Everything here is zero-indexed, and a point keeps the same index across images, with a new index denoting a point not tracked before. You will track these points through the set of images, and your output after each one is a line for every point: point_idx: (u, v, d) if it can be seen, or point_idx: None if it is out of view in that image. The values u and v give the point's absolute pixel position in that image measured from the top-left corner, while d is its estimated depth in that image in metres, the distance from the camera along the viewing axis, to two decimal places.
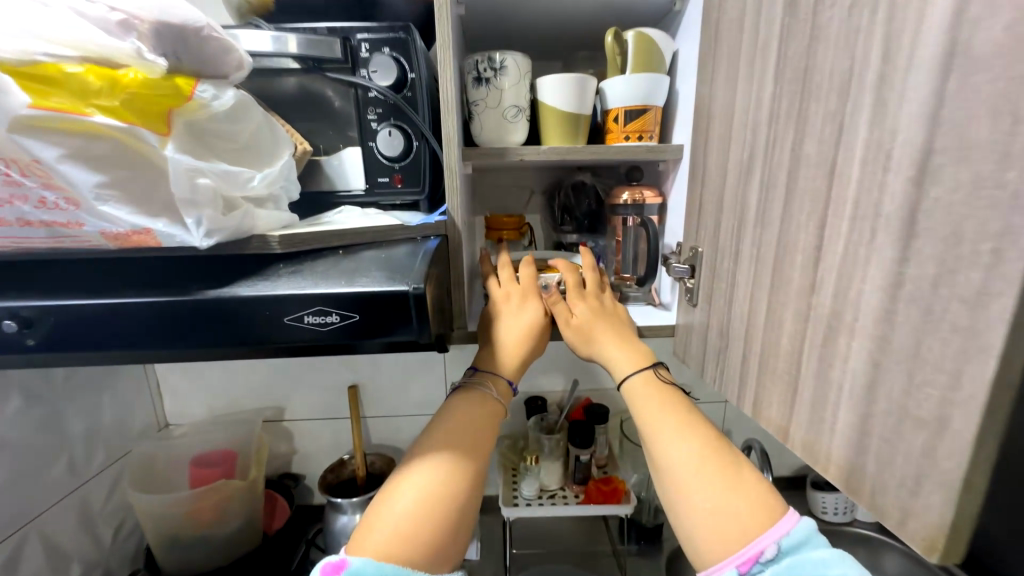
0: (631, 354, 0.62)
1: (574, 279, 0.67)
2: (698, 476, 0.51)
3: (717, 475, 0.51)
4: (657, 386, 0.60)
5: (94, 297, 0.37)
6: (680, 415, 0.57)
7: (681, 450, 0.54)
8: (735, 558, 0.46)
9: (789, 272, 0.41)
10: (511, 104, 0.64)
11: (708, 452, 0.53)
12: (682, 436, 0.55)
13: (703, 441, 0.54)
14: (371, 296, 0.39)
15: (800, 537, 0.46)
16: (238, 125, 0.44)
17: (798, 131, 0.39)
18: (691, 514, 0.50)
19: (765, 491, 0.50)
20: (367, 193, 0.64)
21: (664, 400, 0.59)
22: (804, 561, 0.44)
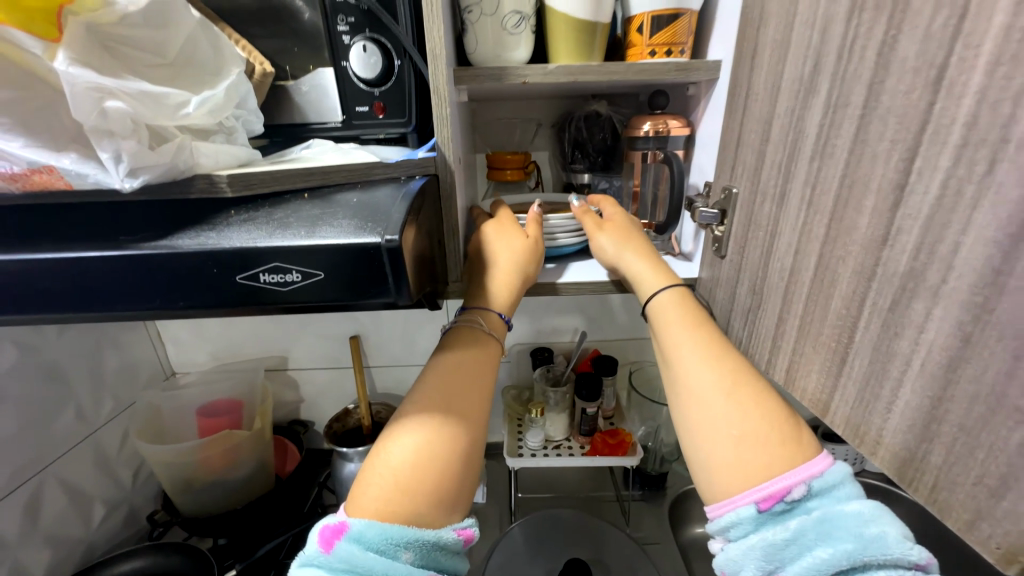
0: (658, 270, 0.55)
1: (614, 203, 0.64)
2: (727, 403, 0.45)
3: (747, 404, 0.45)
4: (685, 307, 0.52)
5: (10, 252, 0.31)
6: (706, 337, 0.49)
7: (704, 376, 0.47)
8: (755, 493, 0.41)
9: (853, 217, 0.33)
10: (512, 10, 0.53)
11: (739, 377, 0.46)
12: (707, 361, 0.48)
13: (730, 365, 0.47)
14: (334, 250, 0.32)
15: (834, 480, 0.40)
16: (162, 32, 0.35)
17: (894, 26, 0.29)
18: (712, 444, 0.45)
19: (795, 427, 0.44)
20: (345, 126, 0.55)
21: (689, 321, 0.51)
22: (836, 510, 0.39)
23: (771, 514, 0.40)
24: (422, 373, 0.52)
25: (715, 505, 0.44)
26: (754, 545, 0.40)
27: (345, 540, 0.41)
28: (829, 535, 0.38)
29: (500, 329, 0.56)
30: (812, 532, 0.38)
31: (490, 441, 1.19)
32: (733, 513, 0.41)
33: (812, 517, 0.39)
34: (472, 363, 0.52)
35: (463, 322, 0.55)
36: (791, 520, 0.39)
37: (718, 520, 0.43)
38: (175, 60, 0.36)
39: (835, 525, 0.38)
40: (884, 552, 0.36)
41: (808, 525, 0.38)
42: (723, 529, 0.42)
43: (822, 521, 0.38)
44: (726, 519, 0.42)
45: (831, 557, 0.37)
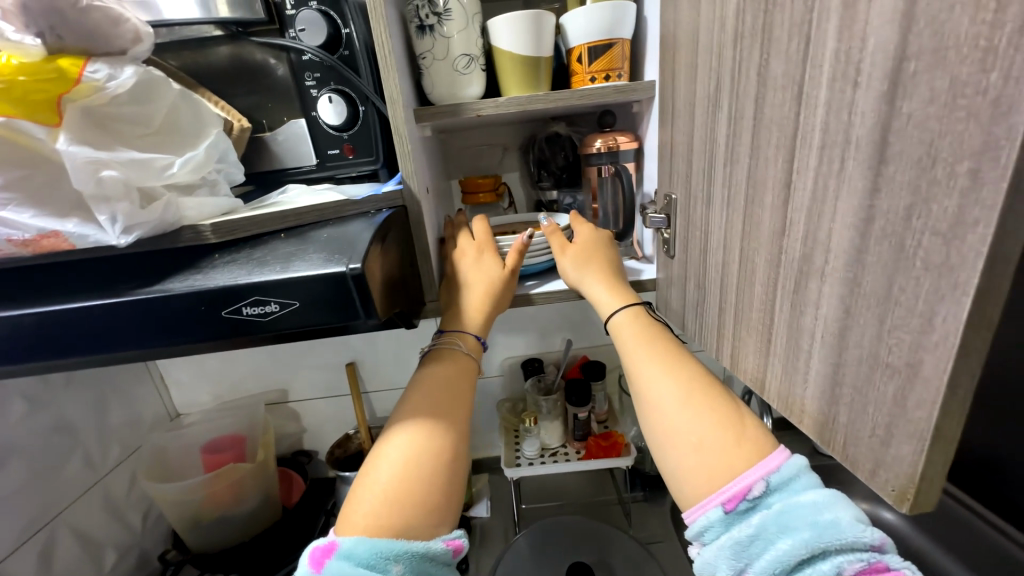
0: (616, 291, 0.59)
1: (584, 222, 0.66)
2: (683, 412, 0.49)
3: (703, 410, 0.49)
4: (644, 324, 0.57)
5: (22, 308, 0.36)
6: (663, 351, 0.54)
7: (664, 387, 0.51)
8: (720, 495, 0.43)
9: (760, 213, 0.37)
10: (462, 53, 0.59)
11: (693, 388, 0.51)
12: (665, 373, 0.52)
13: (687, 375, 0.52)
14: (305, 282, 0.37)
15: (791, 473, 0.42)
16: (148, 107, 0.40)
17: (765, 51, 0.34)
18: (678, 453, 0.48)
19: (754, 427, 0.47)
20: (319, 168, 0.60)
21: (649, 338, 0.56)
22: (795, 502, 0.41)
23: (736, 513, 0.42)
24: (404, 395, 0.56)
25: (688, 511, 0.46)
26: (723, 545, 0.41)
27: (336, 558, 0.43)
28: (787, 526, 0.39)
29: (477, 350, 0.60)
30: (773, 526, 0.40)
31: (490, 456, 1.21)
32: (705, 517, 0.43)
33: (773, 511, 0.41)
34: (452, 383, 0.56)
35: (443, 343, 0.59)
36: (754, 516, 0.41)
37: (693, 526, 0.44)
38: (160, 128, 0.41)
39: (793, 517, 0.40)
40: (840, 537, 0.38)
41: (768, 519, 0.40)
42: (697, 534, 0.44)
43: (782, 514, 0.40)
44: (698, 524, 0.43)
45: (791, 547, 0.38)
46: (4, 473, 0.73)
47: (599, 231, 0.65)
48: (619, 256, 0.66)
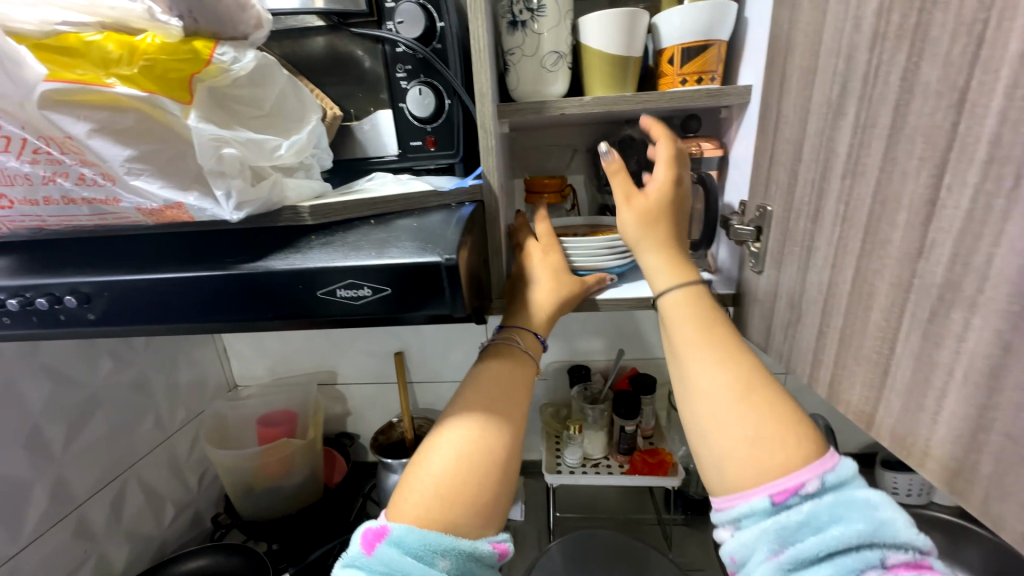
0: (675, 267, 0.53)
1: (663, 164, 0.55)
2: (734, 400, 0.43)
3: (757, 402, 0.43)
4: (693, 303, 0.51)
5: (138, 273, 0.38)
6: (718, 340, 0.47)
7: (712, 373, 0.45)
8: (769, 486, 0.40)
9: (888, 231, 0.34)
10: (551, 51, 0.58)
11: (750, 379, 0.44)
12: (714, 360, 0.46)
13: (744, 367, 0.45)
14: (401, 269, 0.37)
15: (847, 474, 0.39)
16: (262, 89, 0.41)
17: (915, 54, 0.31)
18: (723, 446, 0.43)
19: (812, 425, 0.42)
20: (401, 159, 0.61)
21: (699, 321, 0.49)
22: (850, 497, 0.38)
23: (784, 506, 0.39)
24: (462, 386, 0.55)
25: (724, 497, 0.42)
26: (767, 531, 0.38)
27: (386, 544, 0.43)
28: (840, 517, 0.37)
29: (537, 349, 0.58)
30: (825, 515, 0.38)
31: (527, 459, 1.20)
32: (746, 505, 0.40)
33: (826, 502, 0.38)
34: (509, 381, 0.55)
35: (501, 339, 0.57)
36: (804, 506, 0.38)
37: (728, 512, 0.41)
38: (270, 111, 0.43)
39: (848, 509, 0.38)
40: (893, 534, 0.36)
41: (821, 508, 0.38)
42: (733, 519, 0.41)
43: (834, 507, 0.38)
44: (738, 511, 0.40)
45: (844, 536, 0.37)
46: (88, 424, 0.79)
47: (677, 183, 0.56)
48: (687, 211, 0.58)
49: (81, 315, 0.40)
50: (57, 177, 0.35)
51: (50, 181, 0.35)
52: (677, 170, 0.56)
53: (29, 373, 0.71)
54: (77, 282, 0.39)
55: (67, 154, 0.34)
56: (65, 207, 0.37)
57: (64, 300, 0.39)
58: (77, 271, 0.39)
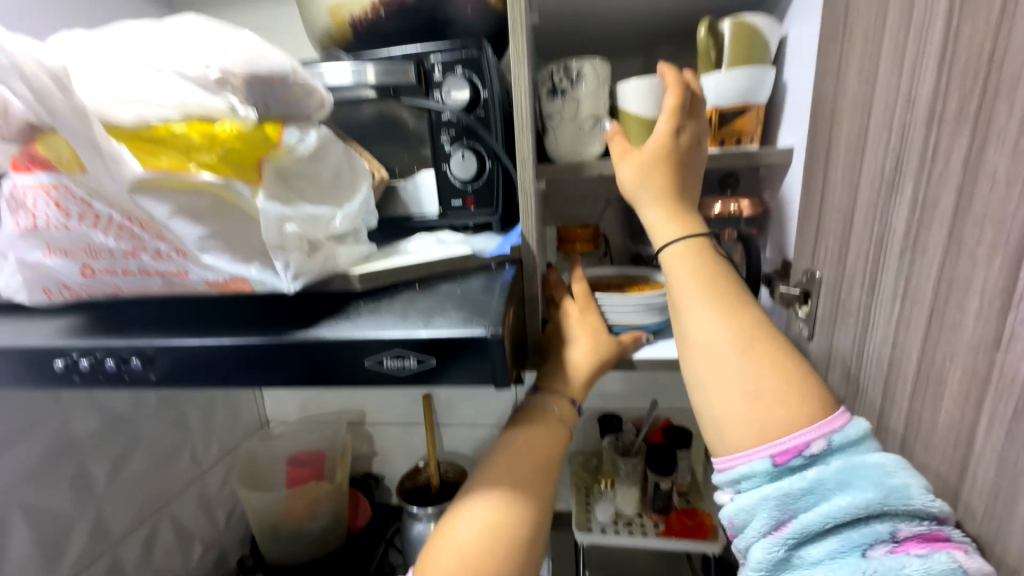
0: (679, 220, 0.51)
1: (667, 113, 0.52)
2: (739, 359, 0.43)
3: (761, 360, 0.43)
4: (699, 259, 0.49)
5: (198, 338, 0.41)
6: (723, 296, 0.46)
7: (716, 330, 0.45)
8: (771, 446, 0.41)
9: (956, 317, 0.32)
10: (589, 115, 0.60)
11: (753, 334, 0.44)
12: (719, 317, 0.45)
13: (748, 325, 0.45)
14: (447, 341, 0.37)
15: (856, 435, 0.40)
16: (321, 164, 0.45)
17: (977, 141, 0.30)
18: (723, 402, 0.44)
19: (812, 379, 0.43)
20: (441, 217, 0.63)
21: (704, 275, 0.48)
22: (859, 463, 0.38)
23: (788, 468, 0.40)
24: (496, 445, 0.55)
25: (725, 457, 0.44)
26: (768, 496, 0.40)
27: None
28: (847, 485, 0.38)
29: (571, 416, 0.57)
30: (830, 483, 0.39)
31: (555, 509, 1.15)
32: (749, 467, 0.41)
33: (831, 468, 0.39)
34: (541, 447, 0.54)
35: (536, 403, 0.57)
36: (808, 471, 0.40)
37: (728, 474, 0.43)
38: (327, 183, 0.46)
39: (855, 476, 0.38)
40: (905, 502, 0.35)
41: (827, 476, 0.39)
42: (733, 482, 0.43)
43: (840, 472, 0.39)
44: (738, 473, 0.42)
45: (848, 505, 0.38)
46: (129, 461, 0.82)
47: (680, 134, 0.52)
48: (698, 158, 0.54)
49: (143, 376, 0.42)
50: (137, 252, 0.38)
51: (131, 255, 0.38)
52: (680, 120, 0.53)
53: (81, 412, 0.74)
54: (141, 344, 0.41)
55: (146, 231, 0.37)
56: (139, 277, 0.39)
57: (130, 361, 0.41)
58: (143, 334, 0.42)
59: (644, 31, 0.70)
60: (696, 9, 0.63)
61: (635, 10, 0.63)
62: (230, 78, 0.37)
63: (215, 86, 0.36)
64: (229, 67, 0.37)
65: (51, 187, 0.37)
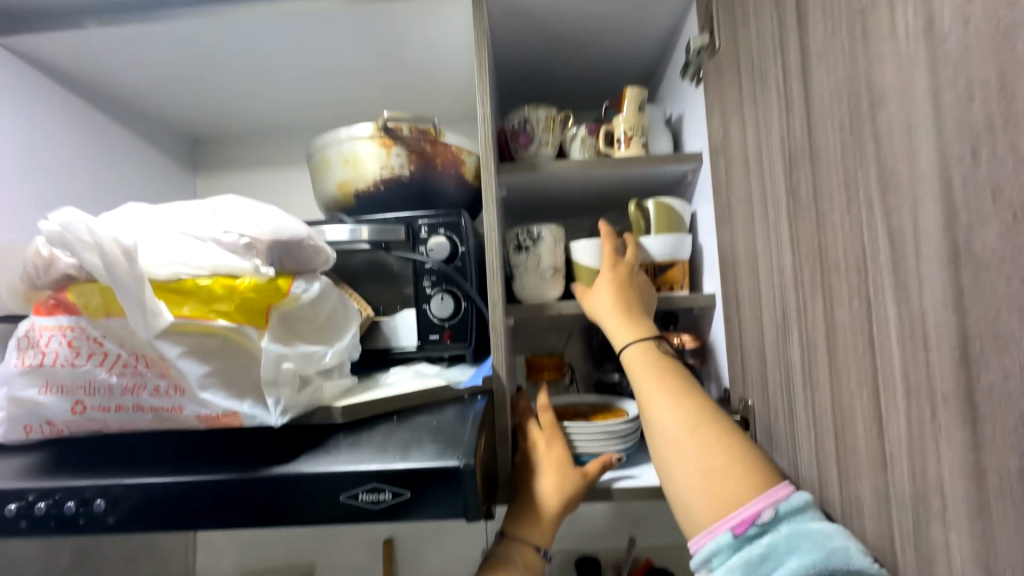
0: (632, 326, 0.62)
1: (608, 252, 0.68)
2: (691, 440, 0.51)
3: (709, 440, 0.50)
4: (653, 357, 0.59)
5: (173, 476, 0.41)
6: (672, 385, 0.56)
7: (670, 415, 0.53)
8: (730, 520, 0.45)
9: (853, 440, 0.39)
10: (549, 266, 0.72)
11: (701, 418, 0.52)
12: (671, 405, 0.54)
13: (696, 411, 0.53)
14: (422, 473, 0.40)
15: (800, 503, 0.43)
16: (319, 308, 0.51)
17: (828, 302, 0.41)
18: (685, 479, 0.50)
19: (758, 456, 0.49)
20: (418, 350, 0.70)
21: (656, 372, 0.57)
22: (802, 526, 0.42)
23: (746, 538, 0.44)
24: None
25: (697, 540, 0.47)
26: (732, 567, 0.43)
27: None
28: (796, 547, 0.41)
29: (537, 563, 0.56)
30: (781, 545, 0.42)
31: None
32: (713, 542, 0.45)
33: (781, 532, 0.42)
34: None
35: (502, 552, 0.56)
36: (763, 537, 0.43)
37: (700, 554, 0.46)
38: (321, 323, 0.52)
39: (800, 538, 0.41)
40: (845, 561, 0.37)
41: (777, 539, 0.42)
42: (705, 562, 0.45)
43: (788, 535, 0.42)
44: (707, 550, 0.45)
45: (798, 566, 0.40)
46: None
47: (622, 267, 0.67)
48: (643, 282, 0.68)
49: (101, 519, 0.40)
50: (137, 389, 0.41)
51: (130, 392, 0.41)
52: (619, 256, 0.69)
53: None
54: (109, 484, 0.41)
55: (150, 369, 0.41)
56: (132, 413, 0.41)
57: (93, 503, 0.40)
58: (113, 473, 0.42)
59: (589, 201, 0.88)
60: (627, 189, 0.82)
61: (581, 189, 0.81)
62: (257, 244, 0.45)
63: (243, 250, 0.44)
64: (258, 236, 0.45)
65: (68, 329, 0.41)
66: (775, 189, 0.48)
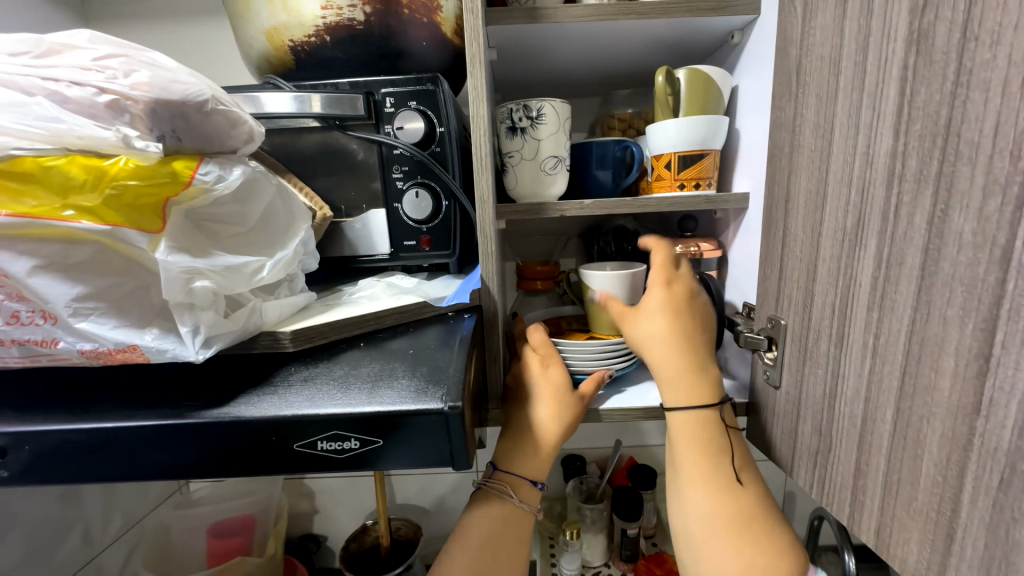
0: (682, 385, 0.51)
1: (660, 267, 0.56)
2: (727, 528, 0.46)
3: (748, 533, 0.46)
4: (704, 427, 0.49)
5: (77, 421, 0.32)
6: (714, 467, 0.48)
7: (706, 504, 0.48)
8: None
9: (934, 377, 0.31)
10: (550, 155, 0.58)
11: (745, 508, 0.47)
12: (715, 493, 0.47)
13: (738, 497, 0.47)
14: (395, 419, 0.32)
15: None
16: (246, 206, 0.39)
17: (942, 202, 0.30)
18: (718, 571, 0.46)
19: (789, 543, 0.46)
20: (392, 258, 0.58)
21: (701, 441, 0.49)
22: None
23: None
24: (453, 536, 0.50)
25: None
26: None
27: None
28: None
29: (532, 495, 0.53)
30: None
31: None
32: None
33: None
34: (501, 534, 0.50)
35: (493, 487, 0.52)
36: None
37: None
38: (254, 226, 0.40)
39: None
40: None
41: None
42: None
43: None
44: None
45: None
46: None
47: (677, 290, 0.54)
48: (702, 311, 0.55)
49: None
50: None
51: None
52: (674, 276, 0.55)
53: None
54: None
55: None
56: None
57: None
58: None
59: (601, 74, 0.71)
60: (651, 55, 0.64)
61: (593, 55, 0.63)
62: (128, 104, 0.30)
63: (106, 112, 0.29)
64: (129, 92, 0.30)
65: None
66: (886, 38, 0.33)
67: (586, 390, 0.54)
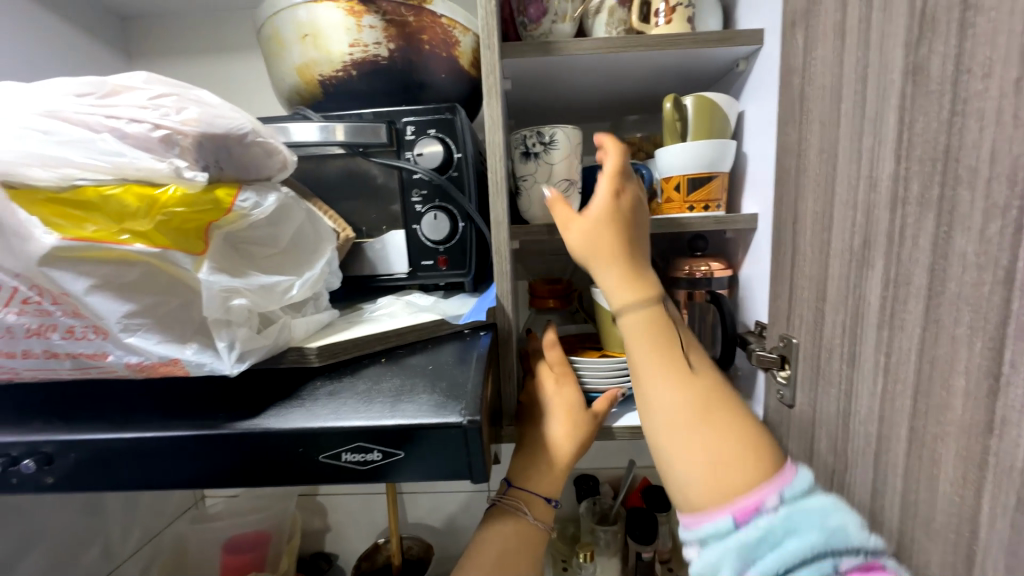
0: (627, 285, 0.49)
1: (611, 166, 0.50)
2: (688, 427, 0.43)
3: (708, 428, 0.43)
4: (653, 326, 0.48)
5: (118, 431, 0.34)
6: (669, 365, 0.46)
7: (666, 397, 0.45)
8: (732, 506, 0.39)
9: (946, 396, 0.32)
10: (562, 179, 0.60)
11: (707, 404, 0.44)
12: (671, 385, 0.45)
13: (698, 387, 0.45)
14: (416, 433, 0.33)
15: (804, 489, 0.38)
16: (278, 228, 0.41)
17: (944, 224, 0.31)
18: (687, 472, 0.42)
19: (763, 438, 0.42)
20: (410, 277, 0.60)
21: (653, 343, 0.47)
22: (803, 509, 0.37)
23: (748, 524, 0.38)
24: (467, 552, 0.51)
25: (691, 516, 0.41)
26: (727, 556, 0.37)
27: None
28: (795, 528, 0.36)
29: (547, 514, 0.53)
30: (779, 528, 0.36)
31: None
32: (710, 525, 0.39)
33: (779, 514, 0.37)
34: (515, 552, 0.50)
35: (508, 505, 0.52)
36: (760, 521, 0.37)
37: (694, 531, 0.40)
38: (285, 247, 0.43)
39: (799, 519, 0.36)
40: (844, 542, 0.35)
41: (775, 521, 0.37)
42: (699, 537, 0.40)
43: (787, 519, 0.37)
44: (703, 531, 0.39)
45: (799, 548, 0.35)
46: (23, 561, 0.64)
47: (625, 199, 0.50)
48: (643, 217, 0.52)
49: (36, 479, 0.34)
50: (44, 331, 0.32)
51: (34, 334, 0.32)
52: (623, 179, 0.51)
53: None
54: (38, 440, 0.33)
55: (59, 305, 0.31)
56: (43, 360, 0.33)
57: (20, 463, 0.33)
58: (40, 427, 0.34)
59: (611, 101, 0.73)
60: (659, 82, 0.67)
61: (603, 84, 0.66)
62: (179, 138, 0.33)
63: (160, 145, 0.32)
64: (180, 127, 0.33)
65: None
66: (885, 68, 0.35)
67: (601, 408, 0.54)
